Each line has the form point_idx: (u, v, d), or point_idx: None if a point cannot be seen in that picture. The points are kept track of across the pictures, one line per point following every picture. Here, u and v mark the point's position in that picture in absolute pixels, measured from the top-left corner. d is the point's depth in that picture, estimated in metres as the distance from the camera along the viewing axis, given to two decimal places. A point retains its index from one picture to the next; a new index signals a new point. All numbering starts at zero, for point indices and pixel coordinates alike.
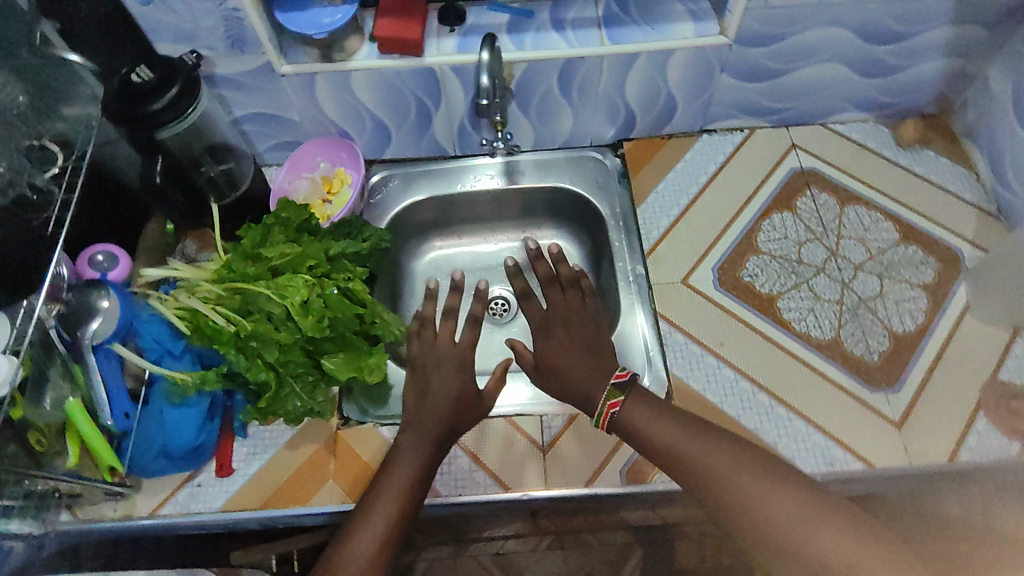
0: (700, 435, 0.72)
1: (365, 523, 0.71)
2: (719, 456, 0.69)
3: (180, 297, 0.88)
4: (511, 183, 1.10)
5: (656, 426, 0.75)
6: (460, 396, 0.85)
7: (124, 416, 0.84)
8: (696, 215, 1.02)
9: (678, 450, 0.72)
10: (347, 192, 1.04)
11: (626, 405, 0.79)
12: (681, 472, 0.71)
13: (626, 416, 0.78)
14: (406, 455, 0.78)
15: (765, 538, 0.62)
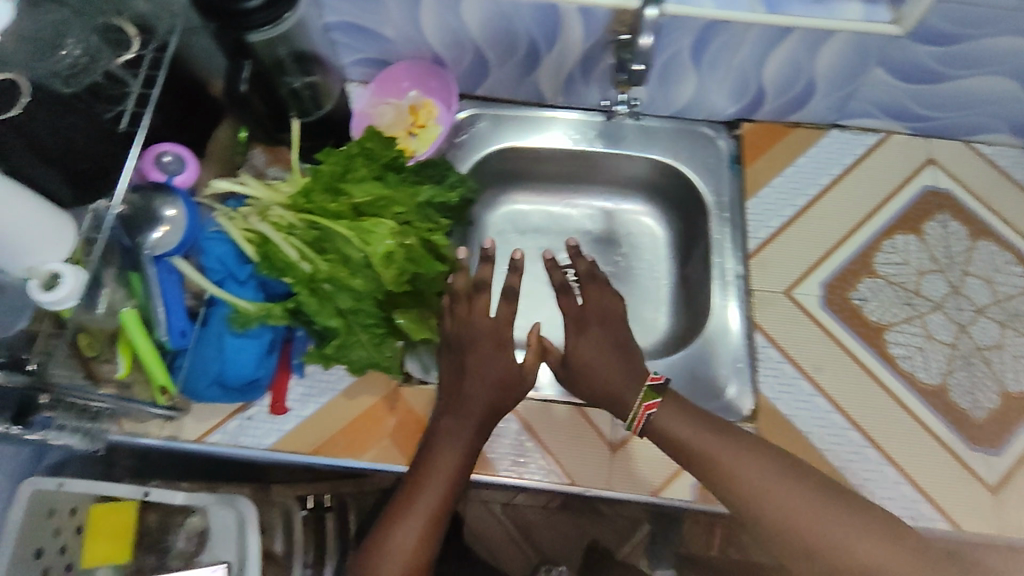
0: (740, 449, 0.71)
1: (403, 525, 0.71)
2: (759, 469, 0.69)
3: (250, 219, 0.80)
4: (612, 146, 0.99)
5: (695, 436, 0.73)
6: (503, 382, 0.78)
7: (180, 334, 0.78)
8: (812, 221, 0.93)
9: (718, 462, 0.71)
10: (435, 130, 0.94)
11: (660, 415, 0.75)
12: (721, 483, 0.70)
13: (663, 428, 0.75)
14: (443, 448, 0.74)
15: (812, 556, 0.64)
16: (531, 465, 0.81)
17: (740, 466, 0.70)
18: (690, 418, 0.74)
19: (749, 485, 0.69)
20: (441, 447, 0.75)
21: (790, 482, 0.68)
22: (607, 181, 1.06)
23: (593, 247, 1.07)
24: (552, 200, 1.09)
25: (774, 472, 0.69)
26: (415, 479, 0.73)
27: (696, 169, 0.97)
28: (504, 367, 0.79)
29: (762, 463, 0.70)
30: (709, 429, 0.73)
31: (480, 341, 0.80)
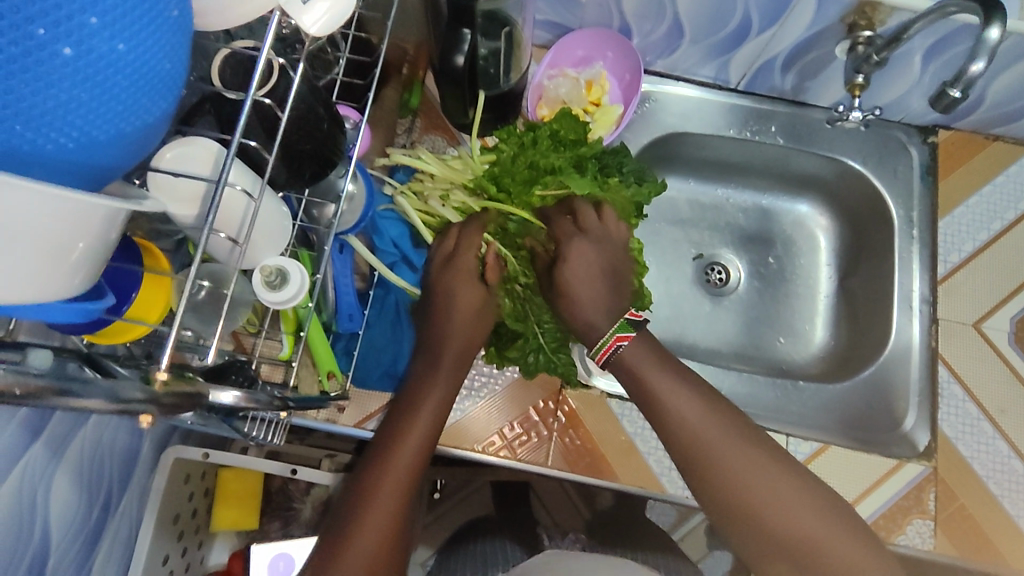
0: (716, 416, 0.61)
1: (379, 484, 0.58)
2: (728, 439, 0.60)
3: (430, 202, 0.75)
4: (795, 142, 0.92)
5: (671, 393, 0.63)
6: (477, 320, 0.72)
7: (349, 318, 0.71)
8: (1006, 250, 0.86)
9: (691, 424, 0.61)
10: (616, 112, 0.85)
11: (632, 359, 0.66)
12: (688, 448, 0.60)
13: (636, 376, 0.65)
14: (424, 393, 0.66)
15: (772, 546, 0.56)
16: None
17: (714, 433, 0.60)
18: (661, 366, 0.65)
19: (715, 455, 0.59)
20: (417, 395, 0.66)
21: (768, 463, 0.59)
22: (773, 175, 0.98)
23: (743, 246, 1.01)
24: (707, 189, 1.01)
25: (745, 444, 0.60)
26: (388, 430, 0.63)
27: (886, 178, 0.90)
28: (474, 301, 0.72)
29: (735, 434, 0.60)
30: (685, 388, 0.63)
31: (448, 272, 0.72)
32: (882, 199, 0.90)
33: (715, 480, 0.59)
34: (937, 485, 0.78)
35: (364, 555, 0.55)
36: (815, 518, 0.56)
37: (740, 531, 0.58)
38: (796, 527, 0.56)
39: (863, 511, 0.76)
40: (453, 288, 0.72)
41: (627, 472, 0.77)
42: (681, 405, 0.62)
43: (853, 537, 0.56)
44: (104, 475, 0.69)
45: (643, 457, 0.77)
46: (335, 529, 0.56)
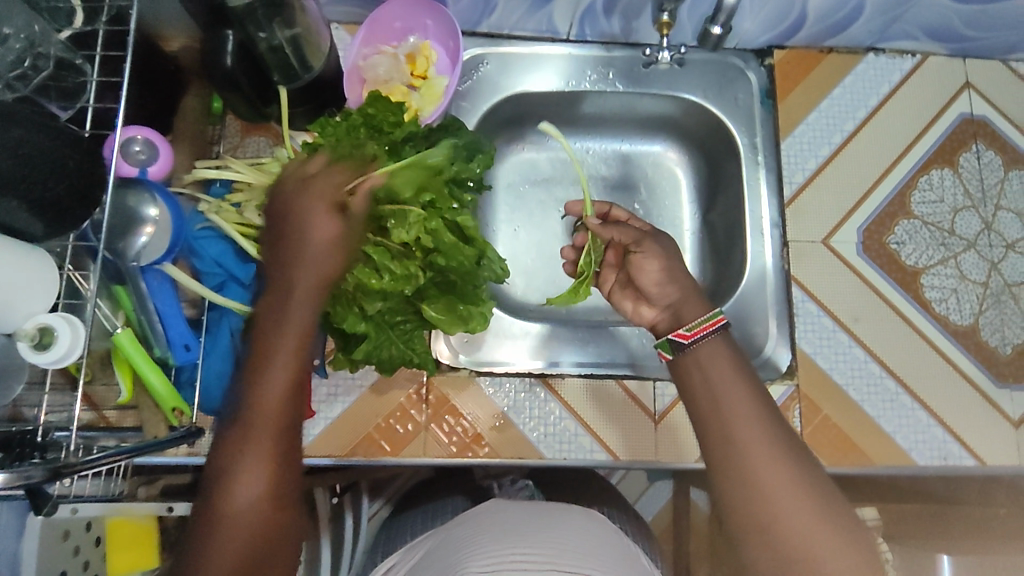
0: (761, 412, 0.59)
1: (229, 513, 0.51)
2: (758, 433, 0.58)
3: (246, 212, 0.70)
4: (636, 85, 0.91)
5: (727, 383, 0.61)
6: (340, 256, 0.56)
7: (184, 347, 0.68)
8: (847, 161, 0.88)
9: (723, 409, 0.60)
10: (443, 84, 0.81)
11: (709, 349, 0.64)
12: (710, 432, 0.60)
13: (701, 362, 0.64)
14: (279, 355, 0.54)
15: (759, 538, 0.55)
16: (575, 446, 0.78)
17: (754, 442, 0.58)
18: (734, 369, 0.63)
19: (734, 441, 0.58)
20: (273, 357, 0.54)
21: (790, 462, 0.57)
22: (625, 120, 0.97)
23: (610, 195, 0.99)
24: (564, 145, 0.99)
25: (772, 444, 0.57)
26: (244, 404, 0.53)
27: (728, 108, 0.90)
28: (334, 228, 0.55)
29: (768, 429, 0.58)
30: (744, 385, 0.61)
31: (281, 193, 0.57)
32: (727, 129, 0.91)
33: (728, 467, 0.58)
34: (801, 403, 0.81)
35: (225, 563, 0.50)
36: (807, 523, 0.54)
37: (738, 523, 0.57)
38: (785, 528, 0.54)
39: None
40: (301, 212, 0.55)
41: (504, 445, 0.77)
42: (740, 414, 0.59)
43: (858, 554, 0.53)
44: None
45: (518, 428, 0.77)
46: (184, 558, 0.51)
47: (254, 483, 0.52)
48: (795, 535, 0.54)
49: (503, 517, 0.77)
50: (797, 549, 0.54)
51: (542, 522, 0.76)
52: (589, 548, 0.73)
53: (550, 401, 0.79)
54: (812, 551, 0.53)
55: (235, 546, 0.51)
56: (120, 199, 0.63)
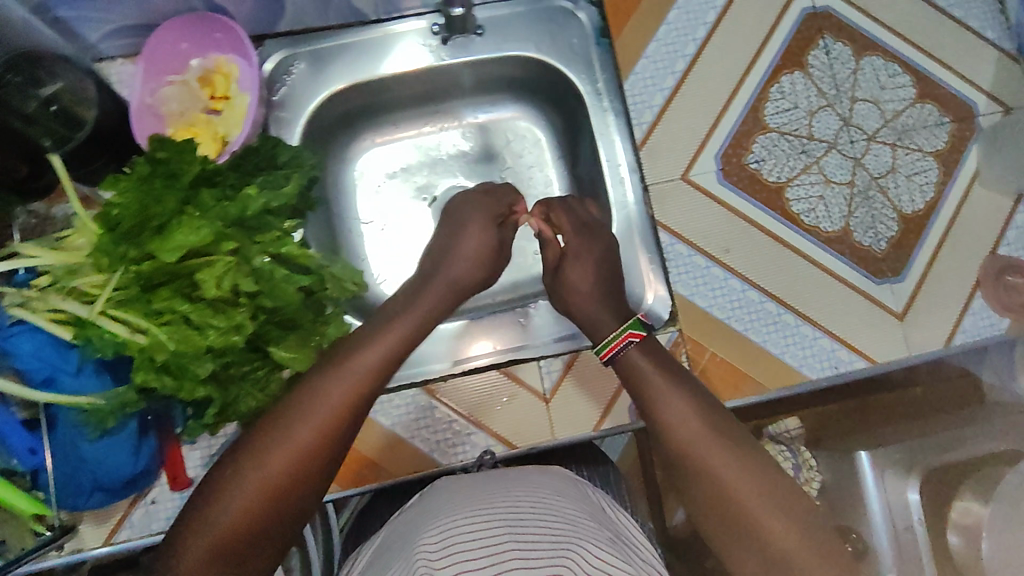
0: (671, 388, 0.63)
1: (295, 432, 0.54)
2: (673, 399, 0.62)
3: (49, 297, 0.64)
4: (461, 55, 0.85)
5: (648, 382, 0.65)
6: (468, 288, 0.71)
7: (29, 452, 0.65)
8: (693, 86, 0.85)
9: (653, 399, 0.63)
10: (244, 103, 0.74)
11: (632, 357, 0.68)
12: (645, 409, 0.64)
13: (632, 367, 0.67)
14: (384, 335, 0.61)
15: (701, 495, 0.57)
16: (469, 446, 0.77)
17: (694, 438, 0.59)
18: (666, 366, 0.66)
19: (671, 432, 0.60)
20: (378, 335, 0.61)
21: (705, 422, 0.60)
22: (468, 90, 0.92)
23: (472, 170, 0.94)
24: (411, 130, 0.93)
25: (689, 409, 0.61)
26: (339, 362, 0.58)
27: (563, 57, 0.85)
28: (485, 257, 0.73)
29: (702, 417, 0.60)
30: (668, 374, 0.65)
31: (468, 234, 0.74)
32: (567, 79, 0.86)
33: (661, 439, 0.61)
34: (687, 348, 0.80)
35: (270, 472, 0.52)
36: (747, 492, 0.55)
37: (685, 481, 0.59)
38: (731, 501, 0.55)
39: None
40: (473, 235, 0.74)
41: (399, 462, 0.77)
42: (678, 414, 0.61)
43: (801, 533, 0.53)
44: None
45: (408, 443, 0.77)
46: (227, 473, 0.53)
47: (314, 428, 0.54)
48: (722, 479, 0.56)
49: (445, 495, 0.65)
50: (726, 500, 0.55)
51: (500, 485, 0.66)
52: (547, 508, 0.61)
53: (437, 407, 0.78)
54: (734, 497, 0.55)
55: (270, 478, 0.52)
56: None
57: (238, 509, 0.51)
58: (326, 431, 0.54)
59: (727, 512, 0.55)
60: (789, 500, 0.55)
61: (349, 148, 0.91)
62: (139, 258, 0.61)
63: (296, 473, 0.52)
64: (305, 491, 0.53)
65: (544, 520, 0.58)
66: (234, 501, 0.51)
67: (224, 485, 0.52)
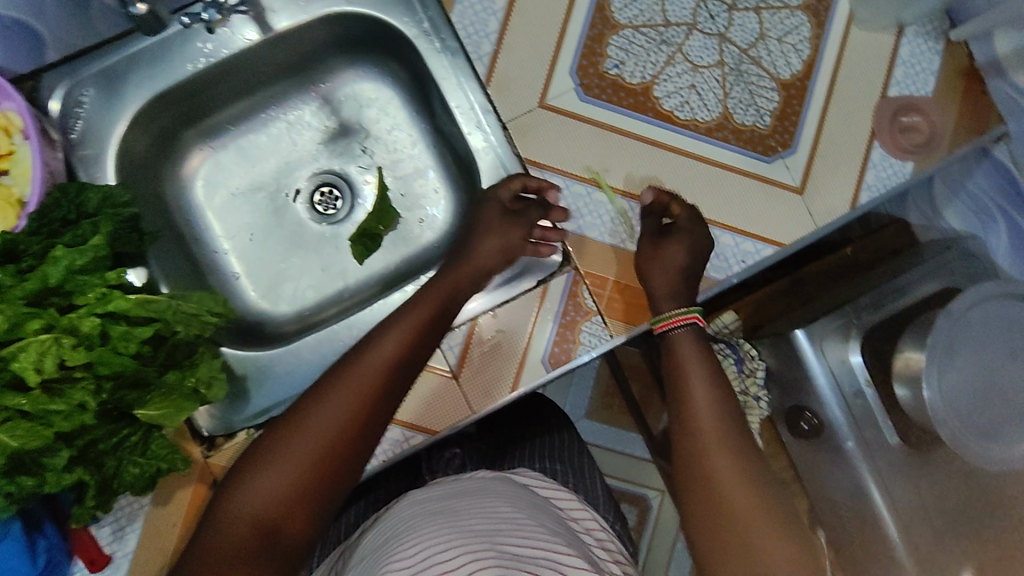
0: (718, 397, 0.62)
1: (294, 444, 0.51)
2: (707, 382, 0.63)
3: None
4: (265, 30, 0.75)
5: (687, 363, 0.65)
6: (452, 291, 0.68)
7: None
8: (529, 1, 0.77)
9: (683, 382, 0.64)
10: (25, 155, 0.66)
11: (679, 340, 0.68)
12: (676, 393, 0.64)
13: (673, 349, 0.68)
14: (394, 331, 0.61)
15: (689, 475, 0.58)
16: (390, 443, 0.73)
17: (709, 428, 0.60)
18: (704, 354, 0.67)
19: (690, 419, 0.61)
20: (378, 341, 0.59)
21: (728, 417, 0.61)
22: (294, 66, 0.83)
23: (329, 152, 0.88)
24: (252, 126, 0.86)
25: (716, 397, 0.62)
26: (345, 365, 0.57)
27: (376, 4, 0.76)
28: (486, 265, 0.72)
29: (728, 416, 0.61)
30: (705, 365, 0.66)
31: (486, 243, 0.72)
32: (387, 26, 0.77)
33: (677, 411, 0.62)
34: (587, 281, 0.76)
35: (268, 486, 0.49)
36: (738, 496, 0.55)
37: (686, 476, 0.59)
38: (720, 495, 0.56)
39: (546, 324, 0.75)
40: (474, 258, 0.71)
41: None
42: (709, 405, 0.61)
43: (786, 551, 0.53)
44: None
45: None
46: (216, 501, 0.50)
47: (337, 415, 0.53)
48: (711, 457, 0.58)
49: (409, 512, 0.62)
50: (709, 479, 0.57)
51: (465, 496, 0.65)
52: (526, 515, 0.62)
53: None
54: (708, 470, 0.57)
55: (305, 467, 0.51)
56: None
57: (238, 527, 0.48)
58: (348, 417, 0.53)
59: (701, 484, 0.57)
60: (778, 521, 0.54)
61: (184, 164, 0.83)
62: None
63: (305, 478, 0.50)
64: (304, 515, 0.50)
65: (523, 532, 0.59)
66: (267, 487, 0.49)
67: (251, 474, 0.50)
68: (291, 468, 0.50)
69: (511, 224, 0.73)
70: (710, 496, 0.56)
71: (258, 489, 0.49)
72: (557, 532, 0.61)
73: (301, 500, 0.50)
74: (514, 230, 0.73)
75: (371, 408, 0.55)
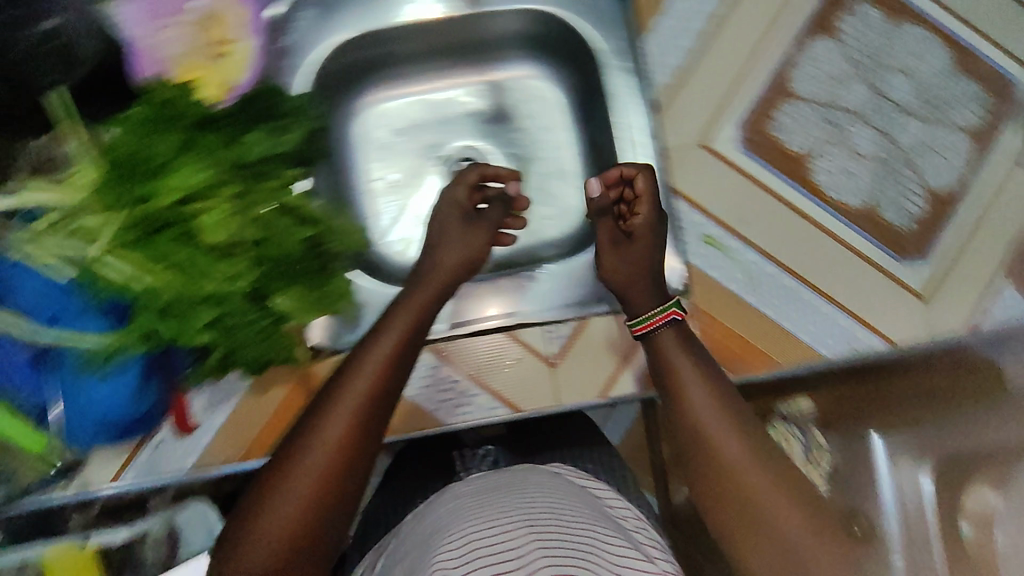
0: (720, 400, 0.61)
1: (304, 465, 0.52)
2: (697, 385, 0.62)
3: (53, 239, 0.64)
4: (474, 7, 0.83)
5: (678, 363, 0.64)
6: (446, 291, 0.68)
7: (34, 389, 0.66)
8: (716, 50, 0.81)
9: (681, 391, 0.62)
10: (244, 48, 0.74)
11: (663, 338, 0.67)
12: (668, 402, 0.63)
13: (659, 347, 0.67)
14: (388, 330, 0.61)
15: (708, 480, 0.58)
16: (473, 408, 0.75)
17: (716, 431, 0.59)
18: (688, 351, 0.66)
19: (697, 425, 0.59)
20: (370, 343, 0.59)
21: (729, 415, 0.60)
22: (478, 44, 0.89)
23: (482, 130, 0.93)
24: (423, 86, 0.92)
25: (712, 398, 0.61)
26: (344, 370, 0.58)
27: (577, 11, 0.81)
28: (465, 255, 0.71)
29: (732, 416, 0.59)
30: (692, 359, 0.65)
31: (454, 239, 0.72)
32: (580, 35, 0.82)
33: (676, 419, 0.62)
34: (700, 318, 0.78)
35: (287, 509, 0.51)
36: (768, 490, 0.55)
37: (704, 488, 0.58)
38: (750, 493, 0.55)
39: None
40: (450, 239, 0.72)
41: (400, 418, 0.75)
42: (701, 409, 0.60)
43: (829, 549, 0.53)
44: None
45: (411, 399, 0.75)
46: (244, 515, 0.52)
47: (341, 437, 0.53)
48: (727, 464, 0.57)
49: (454, 506, 0.67)
50: (730, 484, 0.56)
51: (506, 489, 0.68)
52: (570, 505, 0.65)
53: (443, 366, 0.76)
54: (728, 473, 0.56)
55: (270, 551, 0.50)
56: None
57: (266, 546, 0.50)
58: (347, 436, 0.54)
59: (723, 487, 0.56)
60: (805, 508, 0.55)
61: (354, 104, 0.90)
62: (139, 200, 0.60)
63: (316, 497, 0.52)
64: (321, 536, 0.52)
65: (559, 517, 0.61)
66: (284, 510, 0.51)
67: (269, 493, 0.52)
68: (302, 491, 0.51)
69: (471, 230, 0.73)
70: (736, 501, 0.56)
71: (274, 509, 0.51)
72: (598, 519, 0.64)
73: (315, 519, 0.51)
74: (474, 231, 0.73)
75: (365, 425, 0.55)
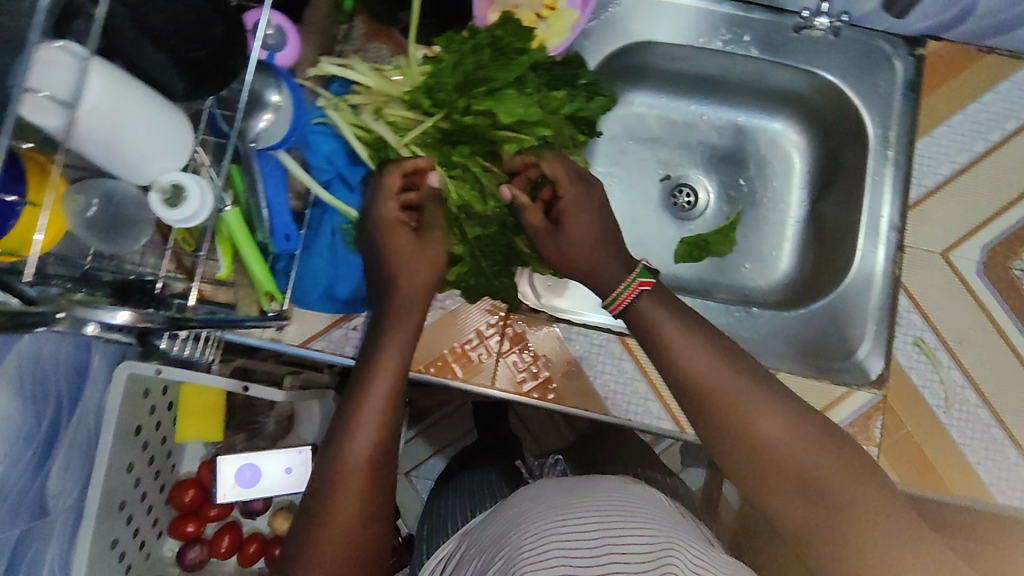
0: (761, 390, 0.59)
1: (339, 497, 0.56)
2: (710, 370, 0.60)
3: (363, 115, 0.72)
4: (773, 55, 0.85)
5: (683, 351, 0.61)
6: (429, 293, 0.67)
7: (284, 236, 0.71)
8: (984, 174, 0.82)
9: (725, 401, 0.59)
10: (568, 17, 0.77)
11: (647, 309, 0.65)
12: (703, 422, 0.60)
13: (644, 320, 0.65)
14: (390, 344, 0.63)
15: (774, 487, 0.57)
16: (642, 410, 0.79)
17: (766, 429, 0.57)
18: (693, 335, 0.63)
19: (751, 433, 0.58)
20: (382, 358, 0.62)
21: (780, 408, 0.58)
22: (748, 90, 0.92)
23: (716, 167, 0.96)
24: (680, 107, 0.96)
25: (750, 390, 0.59)
26: (358, 386, 0.61)
27: (864, 93, 0.84)
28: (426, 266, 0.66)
29: (777, 411, 0.58)
30: (697, 340, 0.62)
31: (401, 252, 0.66)
32: (857, 115, 0.84)
33: (720, 440, 0.59)
34: (884, 414, 0.78)
35: (335, 540, 0.55)
36: (832, 469, 0.55)
37: (767, 491, 0.57)
38: (814, 479, 0.55)
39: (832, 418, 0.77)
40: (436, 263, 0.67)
41: (573, 392, 0.79)
42: (736, 397, 0.59)
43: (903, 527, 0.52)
44: (52, 390, 0.70)
45: (589, 379, 0.79)
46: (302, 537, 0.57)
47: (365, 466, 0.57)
48: (794, 457, 0.56)
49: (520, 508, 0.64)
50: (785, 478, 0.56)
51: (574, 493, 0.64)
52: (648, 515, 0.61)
53: (627, 360, 0.80)
54: (786, 466, 0.56)
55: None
56: (241, 61, 0.53)
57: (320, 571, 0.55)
58: (368, 465, 0.57)
59: (782, 475, 0.56)
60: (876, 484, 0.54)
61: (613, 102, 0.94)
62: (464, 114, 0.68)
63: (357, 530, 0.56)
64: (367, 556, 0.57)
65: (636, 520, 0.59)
66: (325, 545, 0.55)
67: (315, 524, 0.56)
68: (343, 526, 0.56)
69: (426, 244, 0.67)
70: (800, 490, 0.55)
71: (325, 537, 0.55)
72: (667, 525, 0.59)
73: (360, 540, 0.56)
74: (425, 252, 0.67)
75: (382, 454, 0.58)
